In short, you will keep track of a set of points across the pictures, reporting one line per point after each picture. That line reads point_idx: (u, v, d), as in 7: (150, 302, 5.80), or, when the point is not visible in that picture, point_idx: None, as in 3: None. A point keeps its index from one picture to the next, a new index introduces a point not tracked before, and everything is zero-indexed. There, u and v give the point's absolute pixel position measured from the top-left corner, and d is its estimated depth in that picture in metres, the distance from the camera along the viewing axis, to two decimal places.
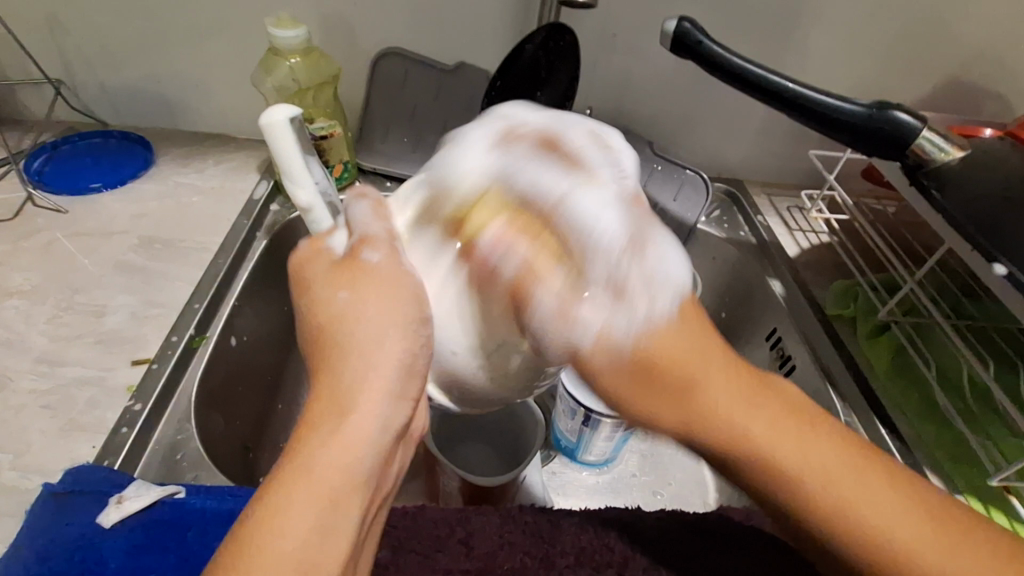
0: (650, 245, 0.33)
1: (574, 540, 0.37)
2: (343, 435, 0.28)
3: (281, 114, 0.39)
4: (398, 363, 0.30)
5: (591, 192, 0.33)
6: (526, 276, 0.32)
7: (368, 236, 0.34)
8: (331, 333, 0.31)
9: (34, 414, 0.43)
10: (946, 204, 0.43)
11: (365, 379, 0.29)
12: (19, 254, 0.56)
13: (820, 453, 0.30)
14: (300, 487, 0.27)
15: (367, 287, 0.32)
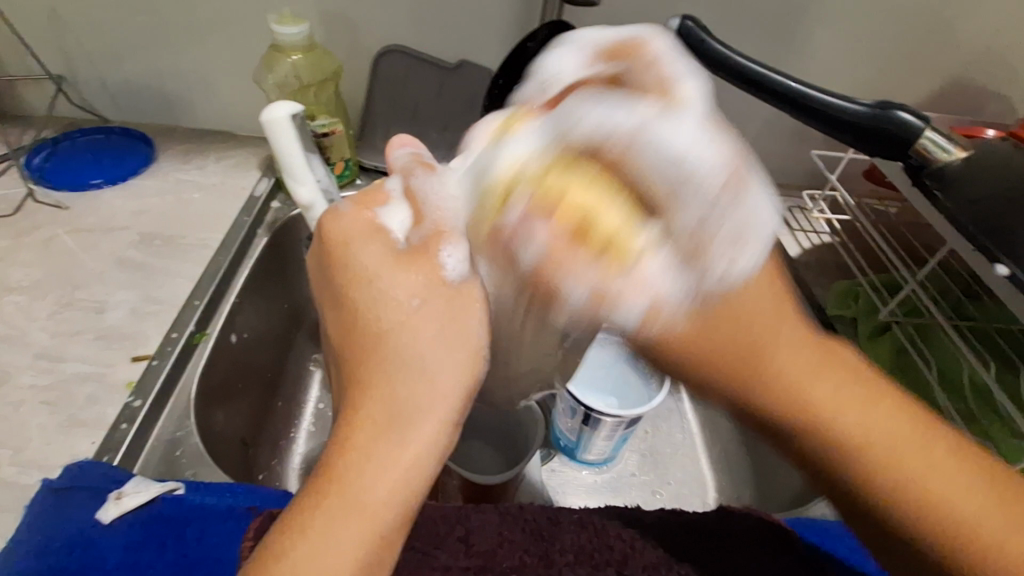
0: (741, 188, 0.28)
1: (574, 538, 0.37)
2: (399, 463, 0.26)
3: (282, 112, 0.39)
4: (460, 384, 0.28)
5: (670, 130, 0.27)
6: (560, 249, 0.28)
7: (436, 220, 0.32)
8: (390, 345, 0.28)
9: (33, 410, 0.43)
10: (948, 205, 0.43)
11: (428, 406, 0.26)
12: (19, 249, 0.56)
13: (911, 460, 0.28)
14: (352, 512, 0.25)
15: (435, 292, 0.30)
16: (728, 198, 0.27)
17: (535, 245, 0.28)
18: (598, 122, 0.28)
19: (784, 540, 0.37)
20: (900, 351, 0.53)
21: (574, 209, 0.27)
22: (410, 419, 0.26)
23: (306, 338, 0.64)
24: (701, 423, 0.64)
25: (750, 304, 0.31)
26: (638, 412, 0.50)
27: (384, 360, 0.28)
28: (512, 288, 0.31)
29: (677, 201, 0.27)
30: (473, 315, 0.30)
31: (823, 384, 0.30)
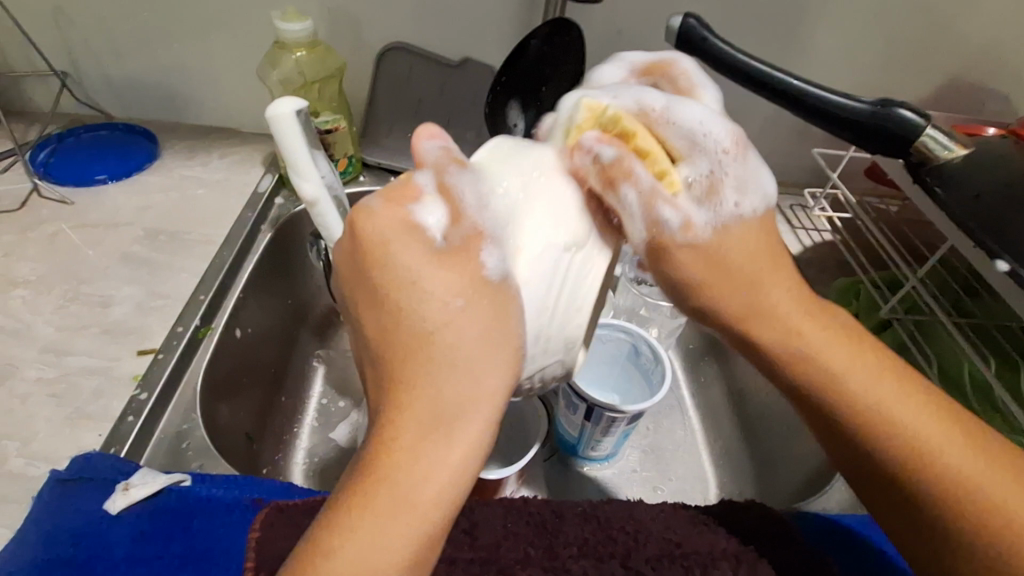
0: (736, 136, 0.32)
1: (578, 530, 0.37)
2: (450, 460, 0.26)
3: (288, 107, 0.39)
4: (504, 381, 0.28)
5: (692, 104, 0.31)
6: (626, 160, 0.30)
7: (476, 221, 0.29)
8: (432, 343, 0.27)
9: (40, 403, 0.44)
10: (948, 201, 0.43)
11: (474, 406, 0.27)
12: (25, 244, 0.56)
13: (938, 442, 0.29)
14: (403, 507, 0.25)
15: (479, 292, 0.28)
16: (739, 154, 0.32)
17: (597, 159, 0.30)
18: (635, 96, 0.32)
19: (787, 534, 0.38)
20: (901, 347, 0.53)
21: (630, 138, 0.31)
22: (456, 421, 0.26)
23: (309, 334, 0.64)
24: (702, 419, 0.64)
25: (772, 305, 0.31)
26: (640, 407, 0.50)
27: (424, 359, 0.27)
28: (545, 282, 0.31)
29: (698, 151, 0.31)
30: (514, 316, 0.29)
31: (863, 371, 0.30)
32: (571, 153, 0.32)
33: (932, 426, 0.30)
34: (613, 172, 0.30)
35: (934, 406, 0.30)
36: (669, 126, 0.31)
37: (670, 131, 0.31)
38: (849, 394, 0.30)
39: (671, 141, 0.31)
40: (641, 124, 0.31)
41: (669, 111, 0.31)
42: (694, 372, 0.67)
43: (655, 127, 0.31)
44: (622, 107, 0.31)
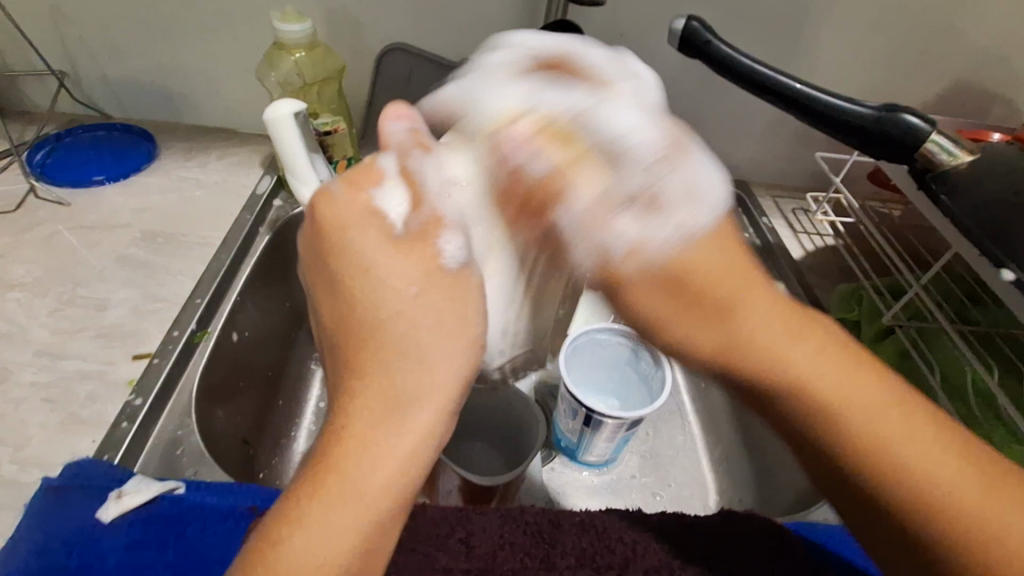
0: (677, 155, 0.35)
1: (575, 541, 0.37)
2: (403, 454, 0.25)
3: (286, 110, 0.39)
4: (457, 373, 0.27)
5: (612, 109, 0.34)
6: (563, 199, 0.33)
7: (435, 208, 0.32)
8: (381, 327, 0.27)
9: (34, 407, 0.43)
10: (954, 209, 0.43)
11: (422, 404, 0.26)
12: (20, 246, 0.55)
13: (910, 439, 0.27)
14: (353, 498, 0.25)
15: (435, 278, 0.29)
16: (671, 158, 0.34)
17: (533, 169, 0.33)
18: (554, 109, 0.34)
19: (783, 542, 0.37)
20: (903, 354, 0.53)
21: (571, 140, 0.33)
22: (407, 408, 0.26)
23: (308, 336, 0.64)
24: (703, 425, 0.63)
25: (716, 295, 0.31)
26: (639, 413, 0.49)
27: (379, 345, 0.27)
28: (503, 268, 0.36)
29: (623, 164, 0.33)
30: (472, 304, 0.30)
31: (815, 370, 0.29)
32: (499, 151, 0.33)
33: (889, 410, 0.28)
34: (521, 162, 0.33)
35: (903, 408, 0.28)
36: (596, 139, 0.34)
37: (598, 143, 0.34)
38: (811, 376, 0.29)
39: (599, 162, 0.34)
40: (573, 126, 0.33)
41: (585, 115, 0.34)
42: (695, 378, 0.67)
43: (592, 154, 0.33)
44: (554, 112, 0.33)
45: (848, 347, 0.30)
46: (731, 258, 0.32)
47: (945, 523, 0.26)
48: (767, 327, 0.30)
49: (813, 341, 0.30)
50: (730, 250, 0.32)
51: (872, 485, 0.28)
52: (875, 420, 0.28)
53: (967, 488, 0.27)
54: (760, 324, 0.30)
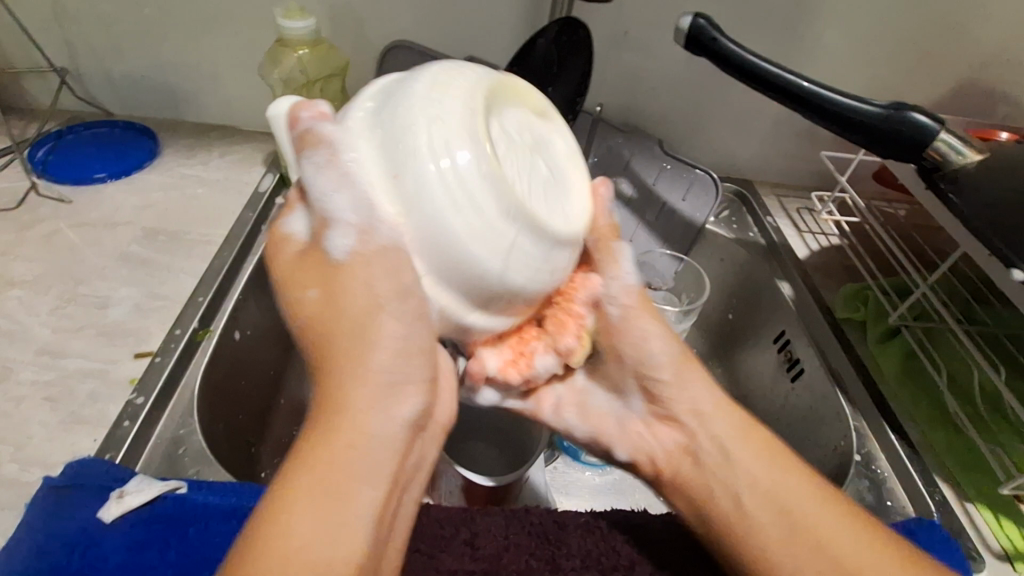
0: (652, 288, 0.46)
1: (581, 542, 0.37)
2: (392, 416, 0.31)
3: (288, 107, 0.39)
4: (391, 350, 0.32)
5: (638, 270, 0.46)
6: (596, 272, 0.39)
7: (316, 208, 0.32)
8: (341, 314, 0.32)
9: (34, 406, 0.43)
10: (962, 207, 0.42)
11: (389, 375, 0.32)
12: (21, 243, 0.55)
13: (835, 526, 0.33)
14: (348, 463, 0.29)
15: (370, 261, 0.31)
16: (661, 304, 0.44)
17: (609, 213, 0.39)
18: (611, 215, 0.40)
19: None
20: (910, 355, 0.52)
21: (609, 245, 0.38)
22: (349, 395, 0.30)
23: None
24: None
25: (708, 438, 0.39)
26: None
27: (347, 325, 0.32)
28: (434, 189, 0.29)
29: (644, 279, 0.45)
30: (376, 275, 0.31)
31: (797, 502, 0.35)
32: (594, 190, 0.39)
33: (849, 536, 0.33)
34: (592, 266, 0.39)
35: (877, 546, 0.33)
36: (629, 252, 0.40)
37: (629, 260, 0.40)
38: (737, 484, 0.36)
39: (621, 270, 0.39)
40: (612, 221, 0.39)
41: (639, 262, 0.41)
42: None
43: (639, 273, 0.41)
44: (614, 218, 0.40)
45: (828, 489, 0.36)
46: (722, 409, 0.40)
47: None
48: (740, 459, 0.37)
49: (798, 488, 0.35)
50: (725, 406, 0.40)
51: None
52: (832, 531, 0.33)
53: None
54: (756, 466, 0.37)
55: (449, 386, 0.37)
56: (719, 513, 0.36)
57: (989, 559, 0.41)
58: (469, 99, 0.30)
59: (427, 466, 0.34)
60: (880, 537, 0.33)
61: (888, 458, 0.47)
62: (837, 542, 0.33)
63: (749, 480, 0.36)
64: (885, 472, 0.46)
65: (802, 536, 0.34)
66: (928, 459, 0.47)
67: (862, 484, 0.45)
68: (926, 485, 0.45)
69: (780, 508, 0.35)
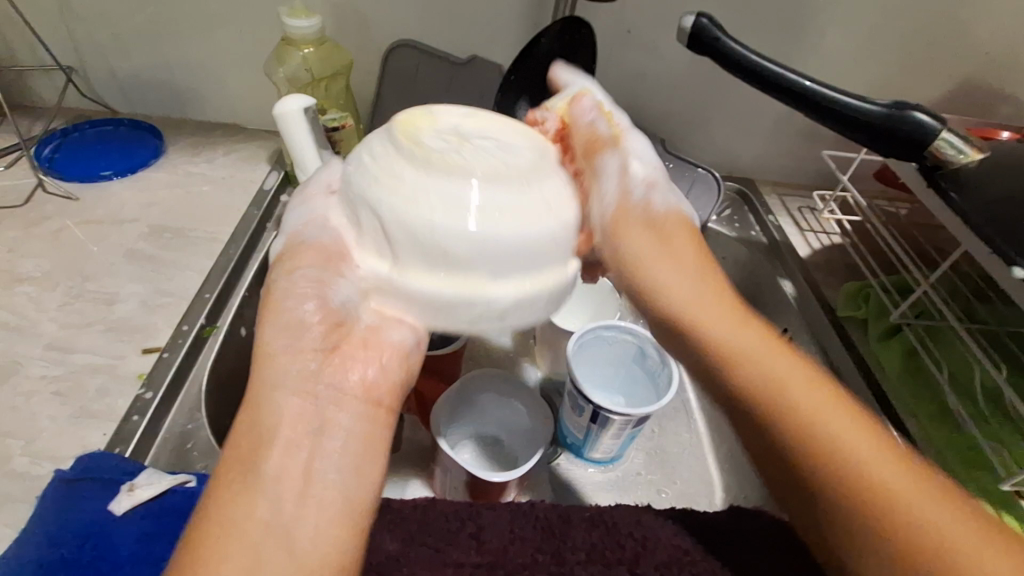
0: (656, 187, 0.44)
1: (585, 535, 0.37)
2: (285, 386, 0.31)
3: (294, 105, 0.40)
4: (302, 316, 0.33)
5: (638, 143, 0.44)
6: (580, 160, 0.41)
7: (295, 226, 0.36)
8: (261, 310, 0.34)
9: (44, 401, 0.43)
10: (961, 206, 0.43)
11: (284, 347, 0.32)
12: (29, 240, 0.55)
13: (822, 400, 0.32)
14: (257, 428, 0.29)
15: (293, 251, 0.35)
16: (647, 187, 0.43)
17: (589, 130, 0.42)
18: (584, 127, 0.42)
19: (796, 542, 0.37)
20: (910, 352, 0.53)
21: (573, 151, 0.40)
22: (268, 362, 0.32)
23: None
24: (708, 422, 0.63)
25: (758, 361, 0.34)
26: (645, 410, 0.49)
27: (261, 313, 0.34)
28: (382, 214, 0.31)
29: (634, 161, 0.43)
30: (305, 268, 0.34)
31: (821, 417, 0.31)
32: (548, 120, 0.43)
33: (877, 450, 0.30)
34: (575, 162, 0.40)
35: (900, 463, 0.30)
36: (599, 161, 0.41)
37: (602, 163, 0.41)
38: (714, 333, 0.36)
39: (610, 169, 0.41)
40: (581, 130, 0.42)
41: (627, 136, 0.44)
42: None
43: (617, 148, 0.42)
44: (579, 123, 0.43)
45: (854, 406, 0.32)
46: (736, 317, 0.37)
47: (928, 550, 0.27)
48: (767, 363, 0.34)
49: (826, 398, 0.32)
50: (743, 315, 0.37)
51: (874, 534, 0.29)
52: (856, 448, 0.30)
53: (941, 517, 0.28)
54: (778, 372, 0.33)
55: (363, 352, 0.34)
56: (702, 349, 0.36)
57: None
58: (400, 145, 0.31)
59: (346, 433, 0.31)
60: (905, 463, 0.30)
61: None
62: (822, 416, 0.31)
63: (785, 387, 0.32)
64: None
65: (778, 389, 0.33)
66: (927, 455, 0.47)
67: None
68: None
69: (769, 398, 0.32)
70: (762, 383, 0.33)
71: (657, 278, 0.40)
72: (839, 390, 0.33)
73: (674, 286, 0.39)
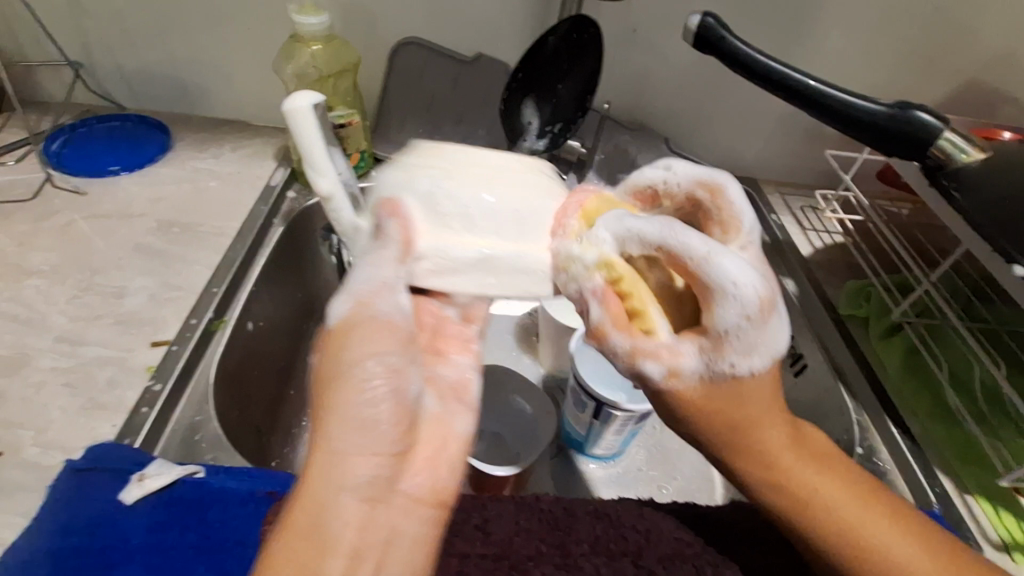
0: (780, 321, 0.29)
1: (589, 528, 0.37)
2: (351, 488, 0.29)
3: (304, 102, 0.40)
4: (382, 404, 0.30)
5: (730, 258, 0.27)
6: (611, 329, 0.30)
7: (354, 290, 0.33)
8: (324, 377, 0.31)
9: (54, 392, 0.44)
10: (964, 205, 0.43)
11: (359, 440, 0.29)
12: (37, 234, 0.56)
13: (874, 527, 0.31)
14: (313, 541, 0.27)
15: (360, 327, 0.31)
16: (762, 319, 0.28)
17: (649, 236, 0.29)
18: (644, 231, 0.29)
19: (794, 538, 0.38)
20: (912, 351, 0.53)
21: (624, 288, 0.30)
22: (338, 458, 0.29)
23: (319, 328, 0.64)
24: None
25: (770, 452, 0.31)
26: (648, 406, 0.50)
27: (327, 385, 0.31)
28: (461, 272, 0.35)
29: (711, 270, 0.27)
30: (360, 342, 0.31)
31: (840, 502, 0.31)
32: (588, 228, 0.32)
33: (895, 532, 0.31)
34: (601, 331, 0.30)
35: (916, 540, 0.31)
36: (703, 286, 0.27)
37: (703, 287, 0.28)
38: (764, 446, 0.31)
39: (720, 318, 0.28)
40: (653, 246, 0.29)
41: (709, 265, 0.27)
42: None
43: (706, 299, 0.28)
44: (646, 229, 0.29)
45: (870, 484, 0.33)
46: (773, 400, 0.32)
47: None
48: (802, 468, 0.32)
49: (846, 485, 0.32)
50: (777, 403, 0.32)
51: None
52: (875, 537, 0.30)
53: None
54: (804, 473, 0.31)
55: (431, 454, 0.33)
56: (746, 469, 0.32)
57: (988, 549, 0.42)
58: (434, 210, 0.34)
59: (411, 546, 0.30)
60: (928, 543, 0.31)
61: (889, 451, 0.48)
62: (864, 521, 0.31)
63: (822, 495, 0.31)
64: (886, 465, 0.47)
65: (827, 515, 0.31)
66: (928, 451, 0.48)
67: None
68: (926, 478, 0.46)
69: (803, 498, 0.31)
70: (784, 486, 0.31)
71: (724, 419, 0.31)
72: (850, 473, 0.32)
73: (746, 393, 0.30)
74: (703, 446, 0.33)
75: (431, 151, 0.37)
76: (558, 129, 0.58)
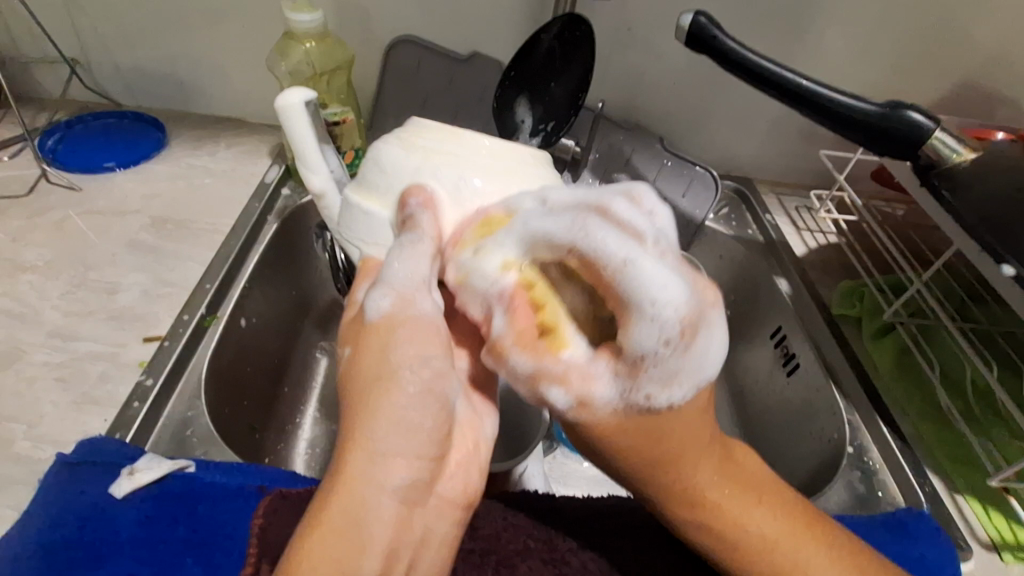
0: (702, 337, 0.28)
1: (577, 524, 0.37)
2: (392, 491, 0.28)
3: (296, 99, 0.39)
4: (424, 409, 0.29)
5: (653, 264, 0.26)
6: (513, 346, 0.29)
7: (389, 286, 0.32)
8: (363, 374, 0.30)
9: (46, 386, 0.44)
10: (954, 203, 0.43)
11: (402, 444, 0.28)
12: (32, 230, 0.56)
13: (785, 541, 0.32)
14: (348, 540, 0.26)
15: (404, 325, 0.31)
16: (683, 345, 0.27)
17: (551, 241, 0.28)
18: (545, 233, 0.28)
19: None
20: (904, 351, 0.53)
21: (543, 310, 0.29)
22: (381, 459, 0.28)
23: (313, 325, 0.64)
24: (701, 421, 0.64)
25: (682, 479, 0.31)
26: None
27: (366, 385, 0.29)
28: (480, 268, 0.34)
29: (631, 274, 0.26)
30: (401, 340, 0.30)
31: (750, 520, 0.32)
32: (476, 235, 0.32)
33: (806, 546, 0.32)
34: (501, 345, 0.30)
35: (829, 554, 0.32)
36: (624, 294, 0.26)
37: (625, 302, 0.26)
38: (679, 476, 0.31)
39: (635, 340, 0.27)
40: (570, 250, 0.27)
41: (628, 271, 0.26)
42: None
43: (624, 318, 0.27)
44: (562, 237, 0.28)
45: (786, 498, 0.33)
46: (698, 428, 0.31)
47: None
48: (715, 488, 0.32)
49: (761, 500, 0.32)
50: (701, 433, 0.31)
51: None
52: (782, 550, 0.31)
53: None
54: (719, 499, 0.32)
55: (463, 459, 0.33)
56: (659, 495, 0.32)
57: (977, 549, 0.42)
58: (455, 199, 0.34)
59: (440, 543, 0.31)
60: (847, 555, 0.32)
61: (881, 449, 0.48)
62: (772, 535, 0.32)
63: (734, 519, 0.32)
64: (877, 463, 0.47)
65: (736, 533, 0.32)
66: (918, 450, 0.48)
67: (853, 474, 0.46)
68: (916, 477, 0.46)
69: (710, 520, 0.32)
70: (694, 510, 0.32)
71: (643, 451, 0.30)
72: (769, 492, 0.33)
73: (672, 428, 0.30)
74: (619, 472, 0.32)
75: (449, 136, 0.35)
76: (550, 128, 0.58)
